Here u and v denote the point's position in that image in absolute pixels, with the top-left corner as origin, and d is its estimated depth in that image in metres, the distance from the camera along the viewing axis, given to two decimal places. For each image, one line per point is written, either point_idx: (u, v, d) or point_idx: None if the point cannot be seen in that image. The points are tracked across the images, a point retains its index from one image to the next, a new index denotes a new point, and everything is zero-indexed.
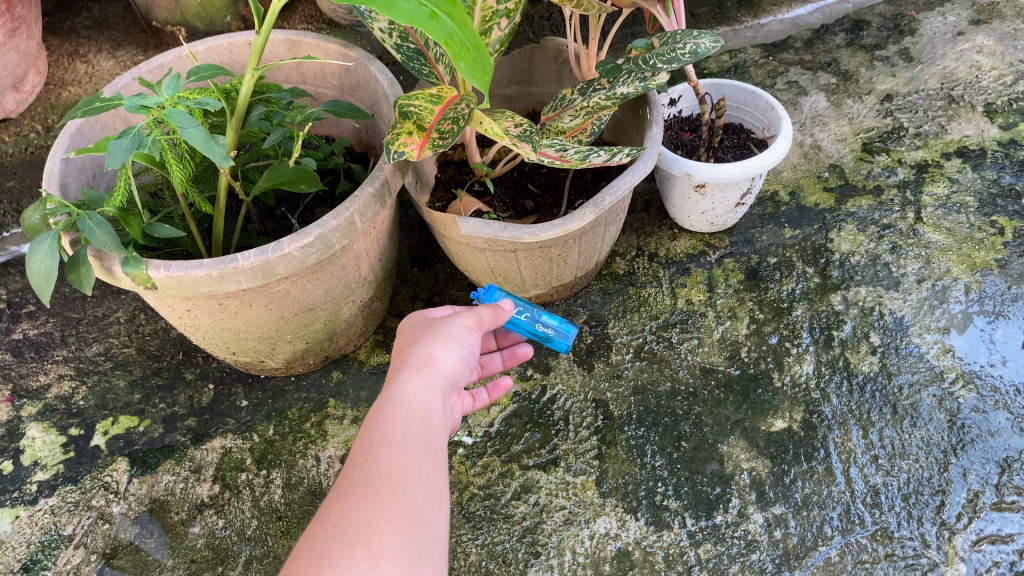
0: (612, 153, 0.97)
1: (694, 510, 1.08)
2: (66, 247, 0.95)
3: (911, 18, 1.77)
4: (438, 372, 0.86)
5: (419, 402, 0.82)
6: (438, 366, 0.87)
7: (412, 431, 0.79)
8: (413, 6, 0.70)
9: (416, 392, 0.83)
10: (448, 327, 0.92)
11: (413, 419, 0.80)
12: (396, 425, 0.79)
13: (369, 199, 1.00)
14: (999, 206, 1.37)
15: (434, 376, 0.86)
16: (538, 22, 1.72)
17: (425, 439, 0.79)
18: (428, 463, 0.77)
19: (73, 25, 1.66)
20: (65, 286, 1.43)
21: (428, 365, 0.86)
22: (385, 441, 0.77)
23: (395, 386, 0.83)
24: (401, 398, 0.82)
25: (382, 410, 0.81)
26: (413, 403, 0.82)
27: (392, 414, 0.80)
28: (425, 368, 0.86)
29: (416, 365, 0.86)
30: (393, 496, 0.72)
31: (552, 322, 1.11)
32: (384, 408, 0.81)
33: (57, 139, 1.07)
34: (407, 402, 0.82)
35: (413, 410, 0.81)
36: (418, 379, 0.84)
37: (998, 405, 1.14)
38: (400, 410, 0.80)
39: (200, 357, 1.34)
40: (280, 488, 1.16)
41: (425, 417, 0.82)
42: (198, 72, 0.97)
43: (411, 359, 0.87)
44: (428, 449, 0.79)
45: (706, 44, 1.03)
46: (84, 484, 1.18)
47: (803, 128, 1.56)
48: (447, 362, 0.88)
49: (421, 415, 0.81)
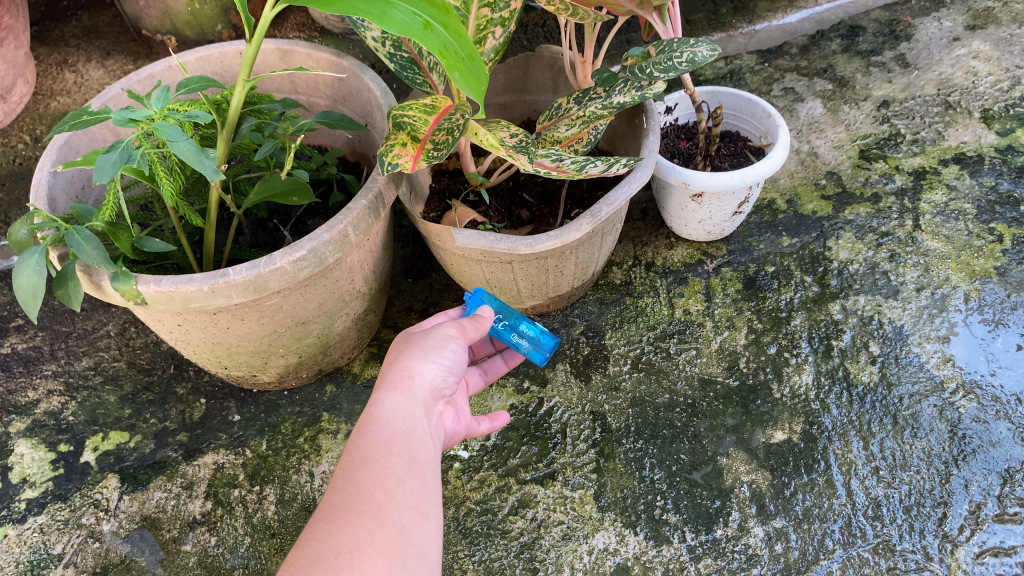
0: (609, 164, 0.95)
1: (694, 524, 1.07)
2: (54, 262, 0.93)
3: (906, 24, 1.76)
4: (418, 386, 0.84)
5: (400, 418, 0.80)
6: (418, 379, 0.84)
7: (393, 449, 0.77)
8: (407, 16, 0.70)
9: (396, 408, 0.81)
10: (428, 338, 0.89)
11: (395, 436, 0.78)
12: (376, 444, 0.77)
13: (363, 211, 0.99)
14: (997, 213, 1.37)
15: (415, 390, 0.83)
16: (532, 29, 1.71)
17: (408, 456, 0.77)
18: (412, 480, 0.76)
19: (62, 34, 1.64)
20: (54, 299, 1.41)
21: (407, 379, 0.84)
22: (365, 461, 0.75)
23: (375, 404, 0.81)
24: (380, 416, 0.80)
25: (362, 430, 0.79)
26: (393, 420, 0.80)
27: (372, 433, 0.78)
28: (403, 383, 0.83)
29: (394, 380, 0.83)
30: (375, 518, 0.70)
31: (529, 332, 1.06)
32: (364, 428, 0.79)
33: (45, 152, 1.05)
34: (387, 419, 0.80)
35: (394, 427, 0.79)
36: (397, 395, 0.82)
37: (1000, 415, 1.13)
38: (380, 429, 0.78)
39: (191, 371, 1.32)
40: (274, 505, 1.15)
41: (407, 433, 0.79)
42: (188, 84, 0.96)
43: (390, 375, 0.84)
44: (411, 465, 0.77)
45: (703, 52, 1.02)
46: (73, 501, 1.16)
47: (800, 135, 1.55)
48: (428, 374, 0.86)
49: (402, 432, 0.79)
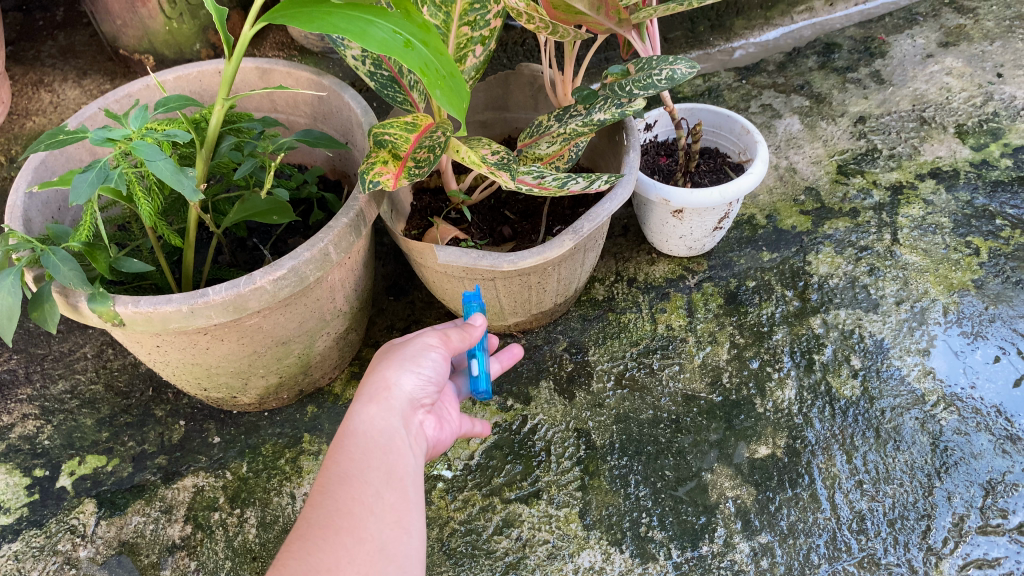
0: (591, 180, 0.96)
1: (679, 541, 1.06)
2: (29, 283, 0.91)
3: (881, 41, 1.80)
4: (395, 398, 0.83)
5: (377, 431, 0.79)
6: (395, 391, 0.83)
7: (371, 463, 0.76)
8: (387, 34, 0.71)
9: (371, 421, 0.80)
10: (407, 347, 0.87)
11: (372, 450, 0.77)
12: (353, 458, 0.76)
13: (343, 230, 0.99)
14: (974, 226, 1.38)
15: (391, 403, 0.82)
16: (512, 47, 1.73)
17: (387, 468, 0.76)
18: (392, 494, 0.75)
19: (38, 53, 1.63)
20: (29, 322, 1.38)
21: (383, 392, 0.82)
22: (343, 476, 0.74)
23: (351, 417, 0.80)
24: (356, 430, 0.78)
25: (339, 445, 0.78)
26: (371, 433, 0.78)
27: (349, 448, 0.77)
28: (380, 395, 0.82)
29: (371, 393, 0.82)
30: (354, 535, 0.70)
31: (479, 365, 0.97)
32: (341, 442, 0.78)
33: (20, 172, 1.04)
34: (364, 433, 0.78)
35: (372, 441, 0.78)
36: (374, 408, 0.81)
37: (980, 427, 1.13)
38: (356, 444, 0.77)
39: (170, 393, 1.30)
40: (254, 528, 1.13)
41: (385, 445, 0.78)
42: (167, 104, 0.95)
43: (367, 388, 0.83)
44: (390, 478, 0.76)
45: (682, 69, 1.03)
46: (49, 528, 1.13)
47: (778, 151, 1.56)
48: (405, 386, 0.84)
49: (380, 445, 0.78)
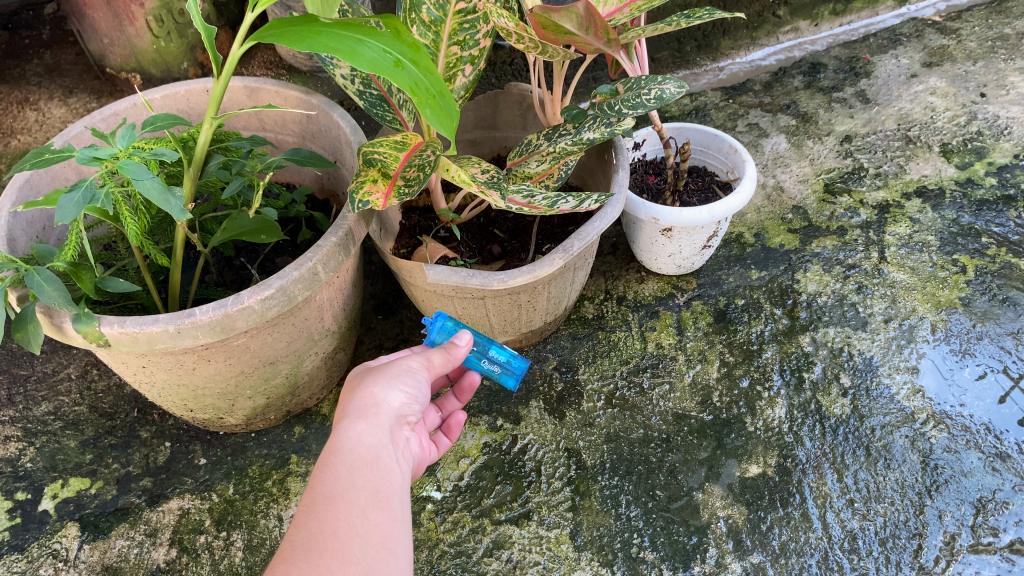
0: (581, 200, 0.95)
1: (671, 561, 1.05)
2: (14, 304, 0.90)
3: (865, 61, 1.82)
4: (383, 414, 0.82)
5: (364, 448, 0.78)
6: (383, 407, 0.82)
7: (357, 482, 0.75)
8: (377, 53, 0.70)
9: (359, 437, 0.78)
10: (392, 365, 0.87)
11: (360, 467, 0.76)
12: (339, 477, 0.75)
13: (332, 249, 0.98)
14: (960, 244, 1.39)
15: (379, 419, 0.81)
16: (501, 67, 1.74)
17: (373, 487, 0.75)
18: (378, 514, 0.74)
19: (24, 71, 1.62)
20: (13, 341, 1.36)
21: (371, 408, 0.81)
22: (329, 496, 0.73)
23: (338, 434, 0.79)
24: (342, 447, 0.77)
25: (325, 462, 0.76)
26: (357, 450, 0.77)
27: (335, 466, 0.75)
28: (368, 412, 0.81)
29: (358, 409, 0.81)
30: (340, 558, 0.68)
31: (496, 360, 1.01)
32: (327, 460, 0.76)
33: (4, 192, 1.03)
34: (351, 450, 0.77)
35: (359, 458, 0.77)
36: (361, 425, 0.79)
37: (969, 445, 1.13)
38: (344, 462, 0.76)
39: (155, 414, 1.28)
40: (241, 551, 1.11)
41: (373, 463, 0.77)
42: (154, 122, 0.94)
43: (353, 404, 0.82)
44: (377, 497, 0.75)
45: (671, 89, 1.02)
46: (30, 552, 1.11)
47: (766, 170, 1.57)
48: (393, 402, 0.84)
49: (368, 462, 0.77)
